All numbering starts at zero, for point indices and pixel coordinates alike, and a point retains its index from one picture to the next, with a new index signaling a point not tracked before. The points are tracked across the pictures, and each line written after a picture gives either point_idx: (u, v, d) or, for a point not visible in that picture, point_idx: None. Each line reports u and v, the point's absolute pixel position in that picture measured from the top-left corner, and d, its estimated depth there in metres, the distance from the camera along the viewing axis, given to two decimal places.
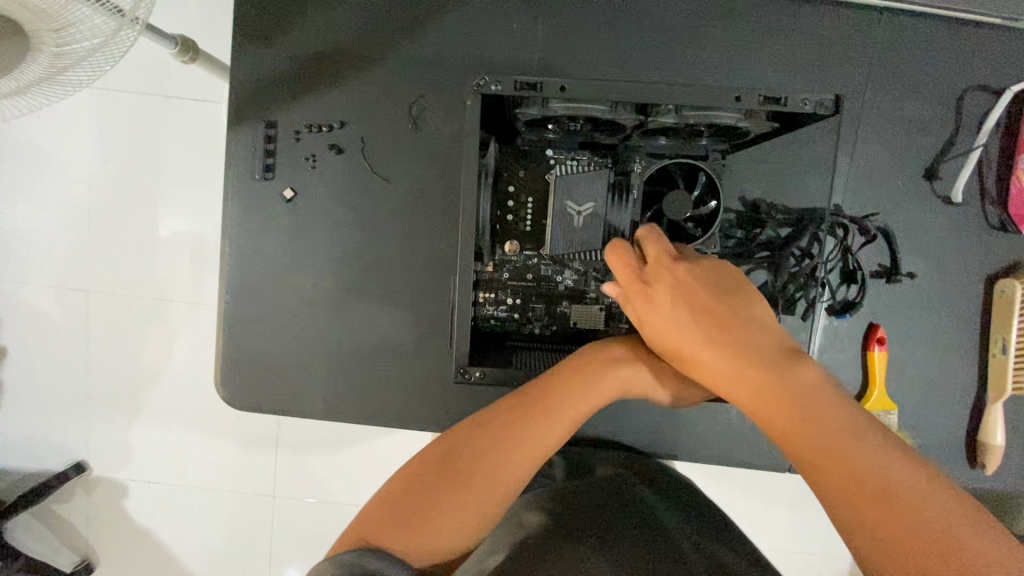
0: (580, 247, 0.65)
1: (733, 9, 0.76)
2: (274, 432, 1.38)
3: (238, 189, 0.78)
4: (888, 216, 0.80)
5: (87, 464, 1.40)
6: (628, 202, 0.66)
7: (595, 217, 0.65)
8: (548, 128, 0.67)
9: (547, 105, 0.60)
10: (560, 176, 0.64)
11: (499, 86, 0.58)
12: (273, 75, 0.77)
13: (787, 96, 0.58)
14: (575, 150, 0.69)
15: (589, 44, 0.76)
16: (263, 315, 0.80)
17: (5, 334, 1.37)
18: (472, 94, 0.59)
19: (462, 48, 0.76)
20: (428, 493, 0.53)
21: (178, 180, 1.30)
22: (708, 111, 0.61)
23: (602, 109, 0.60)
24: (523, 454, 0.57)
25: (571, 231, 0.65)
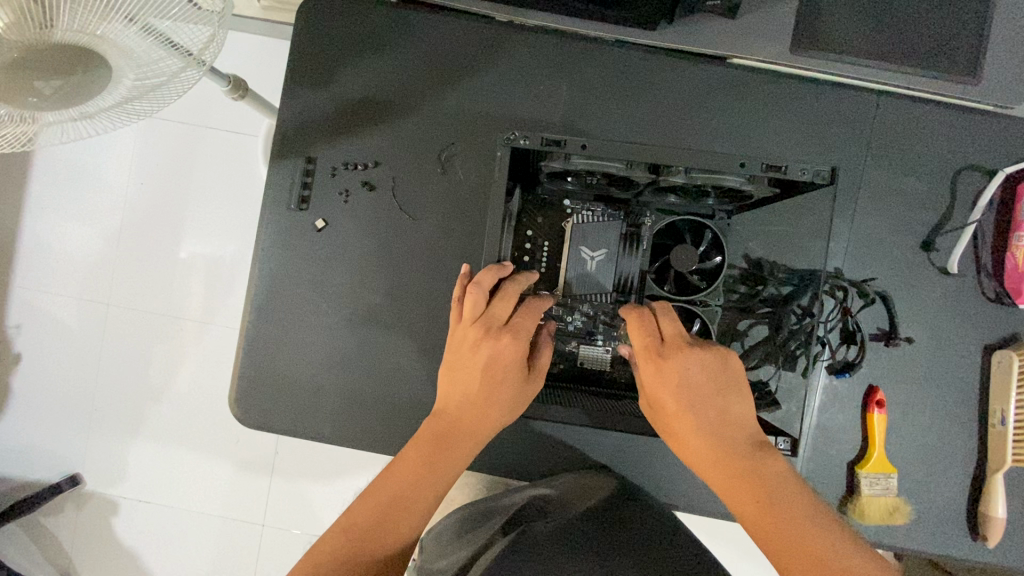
0: (593, 289, 0.70)
1: (744, 84, 0.82)
2: (273, 458, 1.39)
3: (272, 216, 0.84)
4: (887, 283, 0.83)
5: (81, 477, 1.40)
6: (638, 251, 0.72)
7: (606, 263, 0.70)
8: (568, 180, 0.72)
9: (569, 160, 0.66)
10: (576, 225, 0.69)
11: (527, 141, 0.63)
12: (316, 115, 0.84)
13: (787, 165, 0.63)
14: (590, 202, 0.74)
15: (609, 107, 0.83)
16: (282, 337, 0.84)
17: (22, 341, 1.41)
18: (503, 147, 0.64)
19: (492, 103, 0.83)
20: (394, 492, 0.59)
21: (210, 204, 1.37)
22: (716, 175, 0.66)
23: (619, 167, 0.65)
24: (470, 417, 0.63)
25: (586, 274, 0.69)
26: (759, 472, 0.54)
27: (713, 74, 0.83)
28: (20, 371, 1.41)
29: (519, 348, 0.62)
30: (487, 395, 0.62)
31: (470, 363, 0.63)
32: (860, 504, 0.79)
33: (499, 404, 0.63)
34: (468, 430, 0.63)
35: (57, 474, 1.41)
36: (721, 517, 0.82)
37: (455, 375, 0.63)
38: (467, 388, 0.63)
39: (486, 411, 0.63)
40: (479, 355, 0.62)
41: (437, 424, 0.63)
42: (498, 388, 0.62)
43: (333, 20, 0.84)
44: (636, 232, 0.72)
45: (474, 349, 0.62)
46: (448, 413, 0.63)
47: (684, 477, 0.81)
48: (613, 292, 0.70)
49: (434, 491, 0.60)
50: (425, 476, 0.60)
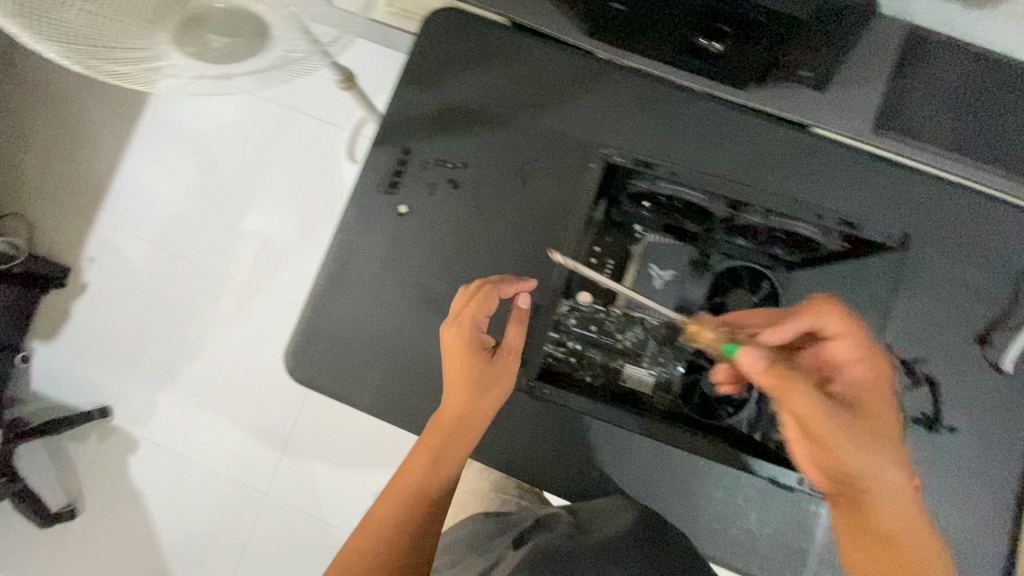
0: (651, 309, 0.75)
1: (821, 153, 0.87)
2: (291, 432, 1.48)
3: (360, 196, 0.91)
4: (937, 369, 0.83)
5: (112, 411, 1.53)
6: (700, 283, 0.77)
7: (671, 284, 0.76)
8: (645, 204, 0.77)
9: (656, 180, 0.73)
10: (648, 246, 0.76)
11: (621, 157, 0.71)
12: (421, 113, 0.92)
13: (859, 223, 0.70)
14: (660, 230, 0.78)
15: (687, 152, 0.88)
16: (345, 307, 0.90)
17: (93, 275, 1.57)
18: (600, 158, 0.71)
19: (579, 130, 0.90)
20: (403, 492, 0.66)
21: (280, 183, 1.55)
22: (792, 222, 0.72)
23: (701, 196, 0.72)
24: (457, 415, 0.68)
25: (650, 289, 0.75)
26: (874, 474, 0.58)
27: (792, 140, 0.88)
28: (85, 303, 1.57)
29: (463, 340, 0.69)
30: (466, 395, 0.68)
31: (451, 364, 0.70)
32: None
33: (483, 402, 0.69)
34: (468, 430, 0.68)
35: (93, 404, 1.54)
36: (732, 568, 0.81)
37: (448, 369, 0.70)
38: (454, 389, 0.69)
39: (474, 409, 0.69)
40: (453, 357, 0.70)
41: (435, 423, 0.69)
42: (473, 390, 0.68)
43: (451, 34, 0.93)
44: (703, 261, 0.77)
45: (460, 347, 0.69)
46: (443, 414, 0.69)
47: (701, 520, 0.82)
48: (674, 314, 0.75)
49: (441, 489, 0.66)
50: (429, 465, 0.67)
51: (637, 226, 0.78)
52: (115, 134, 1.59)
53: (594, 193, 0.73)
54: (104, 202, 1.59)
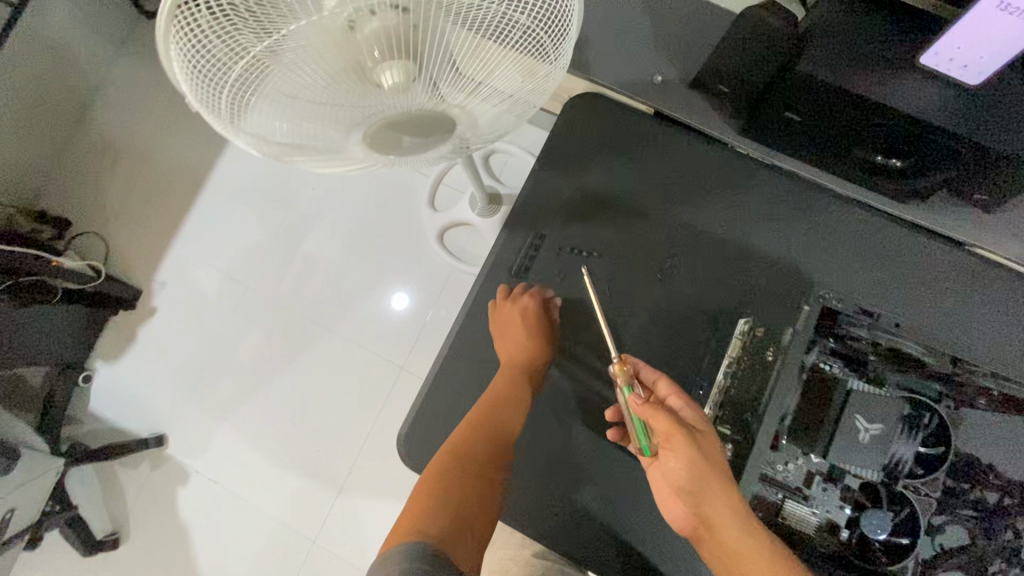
0: (868, 464, 0.69)
1: (985, 277, 0.82)
2: (347, 475, 1.39)
3: (490, 277, 0.90)
4: None
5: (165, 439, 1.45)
6: (906, 435, 0.71)
7: (880, 440, 0.69)
8: (836, 342, 0.77)
9: (871, 330, 0.78)
10: (858, 392, 0.71)
11: (840, 304, 0.79)
12: (558, 198, 0.89)
13: None
14: (850, 367, 0.75)
15: (839, 262, 0.84)
16: (464, 390, 0.87)
17: (163, 299, 1.51)
18: (817, 301, 0.79)
19: (723, 229, 0.87)
20: (452, 487, 0.74)
21: (366, 225, 1.49)
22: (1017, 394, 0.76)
23: (919, 351, 0.77)
24: (490, 407, 0.81)
25: (856, 444, 0.69)
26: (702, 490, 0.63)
27: (954, 260, 0.83)
28: (150, 324, 1.51)
29: (518, 352, 0.84)
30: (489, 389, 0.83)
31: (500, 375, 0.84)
32: None
33: (508, 402, 0.81)
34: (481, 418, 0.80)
35: (146, 430, 1.46)
36: None
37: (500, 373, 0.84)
38: (495, 390, 0.83)
39: (500, 406, 0.81)
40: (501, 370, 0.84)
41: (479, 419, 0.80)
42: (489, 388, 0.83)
43: (594, 118, 0.91)
44: (916, 417, 0.72)
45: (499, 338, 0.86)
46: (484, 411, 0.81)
47: None
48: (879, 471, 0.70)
49: (471, 488, 0.75)
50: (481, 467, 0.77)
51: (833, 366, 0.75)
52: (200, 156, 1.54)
53: (808, 333, 0.77)
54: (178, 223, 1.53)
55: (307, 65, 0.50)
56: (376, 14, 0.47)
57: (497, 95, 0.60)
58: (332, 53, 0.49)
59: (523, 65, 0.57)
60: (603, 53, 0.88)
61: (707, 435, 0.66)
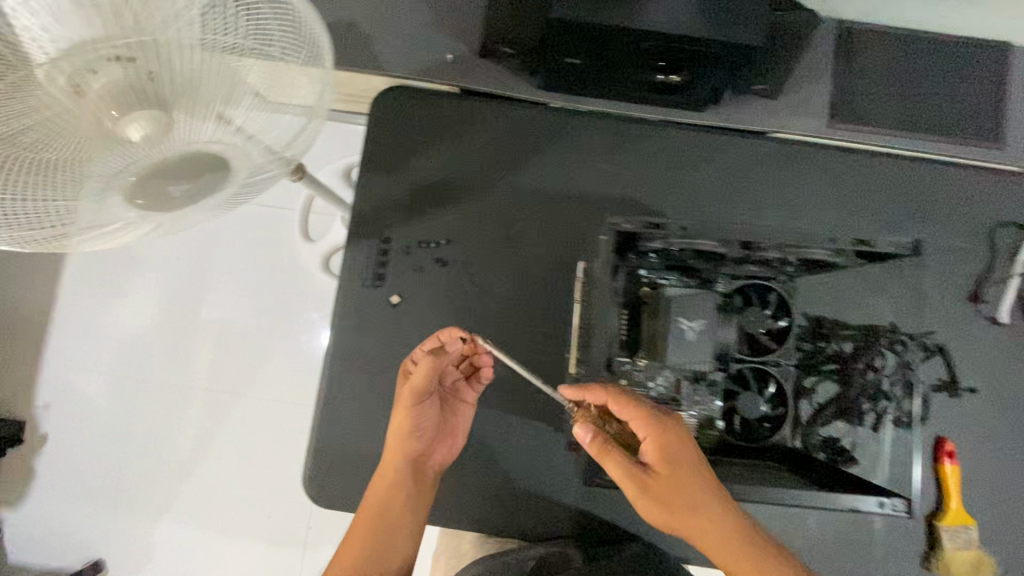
0: (692, 361, 0.71)
1: (793, 155, 0.89)
2: (307, 532, 1.35)
3: (348, 295, 0.86)
4: (941, 335, 0.86)
5: (104, 563, 1.34)
6: (727, 321, 0.76)
7: (704, 333, 0.71)
8: (653, 256, 0.76)
9: (668, 239, 0.74)
10: (668, 298, 0.72)
11: (633, 224, 0.73)
12: (390, 198, 0.88)
13: (877, 240, 0.74)
14: (667, 272, 0.77)
15: (664, 180, 0.89)
16: (361, 413, 0.85)
17: (51, 421, 1.38)
18: (609, 229, 0.73)
19: (556, 180, 0.89)
20: (382, 512, 0.79)
21: (250, 280, 1.43)
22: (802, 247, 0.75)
23: (715, 244, 0.74)
24: (400, 446, 0.78)
25: (683, 343, 0.71)
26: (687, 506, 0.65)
27: (761, 147, 0.89)
28: (47, 452, 1.38)
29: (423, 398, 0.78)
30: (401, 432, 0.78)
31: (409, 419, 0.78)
32: (945, 560, 0.81)
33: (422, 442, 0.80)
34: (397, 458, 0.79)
35: (79, 560, 1.34)
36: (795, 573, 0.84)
37: (394, 435, 0.78)
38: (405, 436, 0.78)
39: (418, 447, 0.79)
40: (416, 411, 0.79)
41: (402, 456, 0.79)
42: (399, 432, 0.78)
43: (404, 112, 0.90)
44: (728, 303, 0.77)
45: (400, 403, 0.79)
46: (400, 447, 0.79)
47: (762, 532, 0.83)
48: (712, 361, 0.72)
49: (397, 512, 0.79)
50: (388, 509, 0.79)
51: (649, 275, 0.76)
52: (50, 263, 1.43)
53: (610, 259, 0.74)
54: (44, 336, 1.41)
55: (63, 138, 0.52)
56: (99, 72, 0.49)
57: (276, 121, 0.60)
58: (78, 124, 0.51)
59: (275, 74, 0.58)
60: (391, 45, 0.88)
61: (674, 480, 0.64)
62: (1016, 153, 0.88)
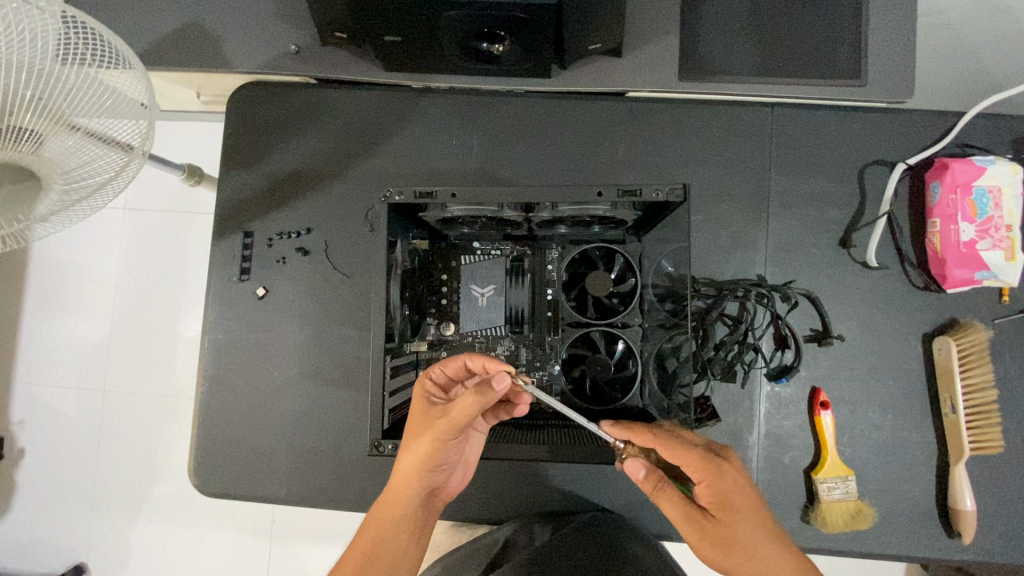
0: (485, 324, 0.74)
1: (644, 113, 0.87)
2: (271, 525, 1.39)
3: (220, 291, 0.89)
4: (812, 283, 0.84)
5: (85, 566, 1.42)
6: (523, 283, 0.77)
7: (496, 297, 0.75)
8: (463, 225, 0.75)
9: (447, 208, 0.68)
10: (465, 265, 0.76)
11: (401, 196, 0.66)
12: (251, 193, 0.90)
13: (640, 188, 0.64)
14: (498, 242, 0.78)
15: (519, 150, 0.88)
16: (242, 405, 0.87)
17: (28, 437, 1.44)
18: (380, 206, 0.66)
19: (413, 160, 0.89)
20: (376, 552, 0.63)
21: (198, 287, 1.44)
22: (585, 204, 0.68)
23: (493, 211, 0.68)
24: (414, 464, 0.63)
25: (478, 309, 0.75)
26: (739, 535, 0.59)
27: (615, 108, 0.88)
28: (22, 467, 1.44)
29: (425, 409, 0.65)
30: (404, 454, 0.64)
31: (420, 431, 0.64)
32: (821, 511, 0.79)
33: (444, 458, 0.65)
34: (398, 486, 0.65)
35: (63, 565, 1.43)
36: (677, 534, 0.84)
37: (405, 469, 0.64)
38: (416, 454, 0.63)
39: (424, 471, 0.64)
40: (433, 420, 0.63)
41: (401, 482, 0.65)
42: (407, 456, 0.64)
43: (257, 108, 0.92)
44: (520, 265, 0.77)
45: (416, 434, 0.63)
46: (402, 472, 0.64)
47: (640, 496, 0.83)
48: (507, 323, 0.75)
49: (394, 555, 0.64)
50: (375, 553, 0.63)
51: (476, 244, 0.77)
52: (7, 286, 1.47)
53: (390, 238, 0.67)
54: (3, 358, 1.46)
55: None
56: None
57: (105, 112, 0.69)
58: None
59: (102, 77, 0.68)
60: (233, 37, 0.87)
61: (727, 524, 0.60)
62: (880, 88, 0.83)
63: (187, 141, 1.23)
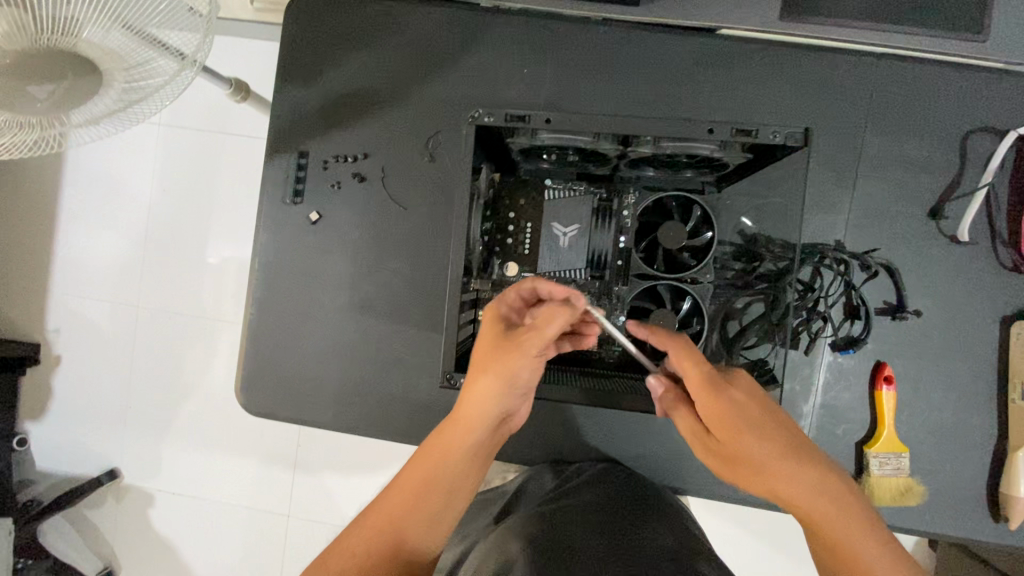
0: (564, 267, 0.71)
1: (734, 54, 0.80)
2: (297, 449, 1.42)
3: (271, 212, 0.86)
4: (892, 253, 0.80)
5: (119, 471, 1.47)
6: (610, 226, 0.72)
7: (579, 239, 0.71)
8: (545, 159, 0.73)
9: (535, 135, 0.65)
10: (547, 202, 0.72)
11: (491, 117, 0.62)
12: (306, 110, 0.86)
13: (758, 129, 0.60)
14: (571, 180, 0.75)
15: (594, 85, 0.82)
16: (290, 329, 0.87)
17: (64, 345, 1.47)
18: (466, 126, 0.62)
19: (480, 88, 0.84)
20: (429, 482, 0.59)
21: (233, 210, 1.41)
22: (687, 141, 0.65)
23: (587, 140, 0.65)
24: (485, 384, 0.60)
25: (557, 250, 0.71)
26: (741, 454, 0.54)
27: (703, 47, 0.81)
28: (61, 373, 1.48)
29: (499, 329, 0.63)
30: (476, 374, 0.61)
31: (490, 352, 0.61)
32: (869, 486, 0.78)
33: (517, 385, 0.62)
34: (463, 409, 0.61)
35: (98, 468, 1.48)
36: (717, 496, 0.83)
37: (474, 390, 0.61)
38: (486, 375, 0.60)
39: (498, 394, 0.61)
40: (510, 340, 0.61)
41: (466, 407, 0.61)
42: (478, 377, 0.61)
43: (316, 18, 0.86)
44: (608, 206, 0.73)
45: (493, 355, 0.60)
46: (468, 395, 0.61)
47: (684, 455, 0.82)
48: (586, 268, 0.72)
49: (451, 487, 0.60)
50: (431, 482, 0.59)
51: (548, 181, 0.74)
52: (44, 194, 1.45)
53: (473, 162, 0.64)
54: (40, 265, 1.46)
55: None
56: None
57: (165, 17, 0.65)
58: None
59: None
60: None
61: (729, 443, 0.55)
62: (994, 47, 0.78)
63: (232, 53, 1.17)
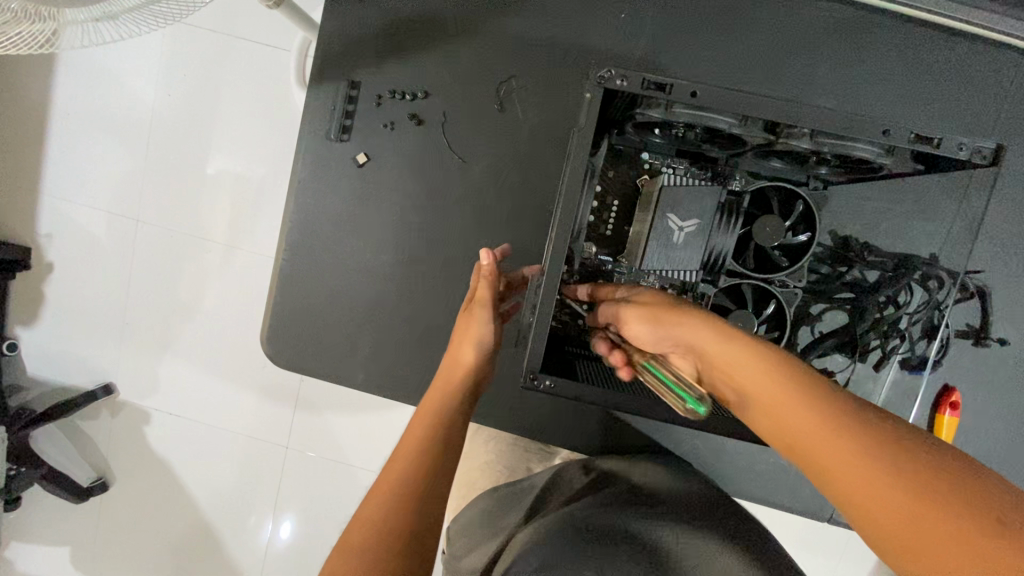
0: (674, 265, 0.62)
1: (864, 29, 0.70)
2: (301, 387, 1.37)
3: (311, 147, 0.76)
4: (987, 276, 0.74)
5: (115, 387, 1.42)
6: (731, 224, 0.62)
7: (697, 236, 0.61)
8: (656, 132, 0.62)
9: (669, 108, 0.56)
10: (667, 188, 0.60)
11: (624, 81, 0.53)
12: (363, 33, 0.74)
13: (942, 138, 0.53)
14: (672, 158, 0.66)
15: (698, 46, 0.71)
16: (322, 278, 0.79)
17: (57, 252, 1.37)
18: (594, 86, 0.54)
19: (567, 30, 0.72)
20: (426, 448, 0.60)
21: (250, 128, 1.28)
22: (845, 139, 0.56)
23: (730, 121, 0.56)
24: (459, 348, 0.67)
25: (669, 247, 0.61)
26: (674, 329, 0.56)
27: (831, 15, 0.70)
28: (54, 280, 1.39)
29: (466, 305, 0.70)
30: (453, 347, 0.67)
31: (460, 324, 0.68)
32: None
33: (491, 344, 0.67)
34: (445, 376, 0.66)
35: (93, 381, 1.42)
36: (753, 499, 0.81)
37: (454, 357, 0.67)
38: (458, 343, 0.67)
39: (472, 352, 0.66)
40: (470, 308, 0.68)
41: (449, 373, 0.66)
42: (456, 346, 0.67)
43: None
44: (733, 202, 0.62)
45: (460, 323, 0.68)
46: (450, 365, 0.67)
47: (726, 457, 0.80)
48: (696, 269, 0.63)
49: (446, 441, 0.61)
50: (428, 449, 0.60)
51: (645, 154, 0.66)
52: (36, 83, 1.30)
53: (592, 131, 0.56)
54: (31, 164, 1.33)
55: None
56: None
57: None
58: None
59: None
60: None
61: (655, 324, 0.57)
62: None
63: None
